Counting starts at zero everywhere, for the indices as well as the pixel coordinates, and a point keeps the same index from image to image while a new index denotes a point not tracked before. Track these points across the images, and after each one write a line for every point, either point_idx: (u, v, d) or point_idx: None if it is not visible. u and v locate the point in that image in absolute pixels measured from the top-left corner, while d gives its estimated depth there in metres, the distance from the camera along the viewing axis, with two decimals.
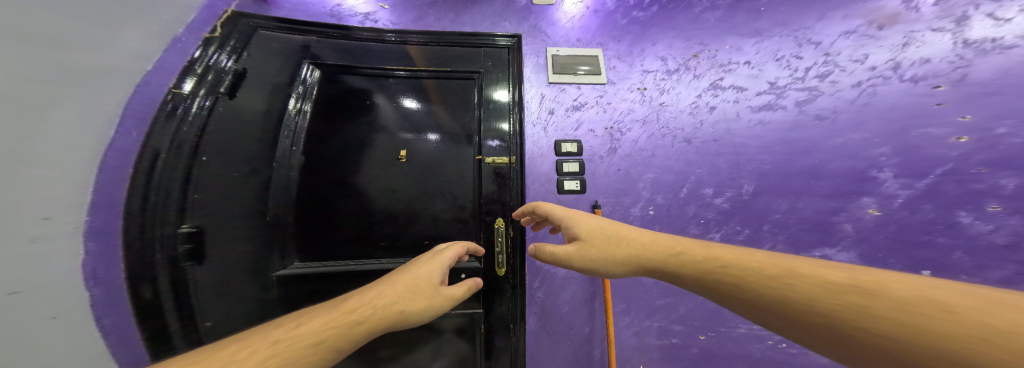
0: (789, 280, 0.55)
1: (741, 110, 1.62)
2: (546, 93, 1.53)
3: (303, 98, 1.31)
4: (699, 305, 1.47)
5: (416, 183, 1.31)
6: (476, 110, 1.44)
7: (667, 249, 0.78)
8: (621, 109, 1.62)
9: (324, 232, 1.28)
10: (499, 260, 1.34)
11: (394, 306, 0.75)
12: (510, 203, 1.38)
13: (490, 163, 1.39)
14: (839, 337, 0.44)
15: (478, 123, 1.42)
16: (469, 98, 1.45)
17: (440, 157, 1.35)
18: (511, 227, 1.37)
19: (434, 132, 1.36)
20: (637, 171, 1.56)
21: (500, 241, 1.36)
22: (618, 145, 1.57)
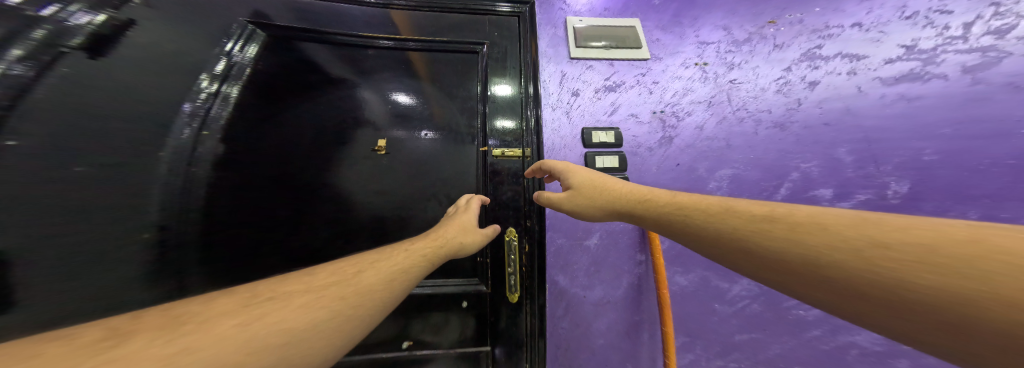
0: (713, 209, 0.60)
1: (864, 84, 1.13)
2: (567, 71, 1.29)
3: (226, 77, 1.01)
4: (805, 346, 1.10)
5: (408, 182, 1.09)
6: (482, 96, 1.22)
7: (629, 194, 0.77)
8: (675, 90, 1.34)
9: (267, 246, 1.01)
10: (510, 283, 1.08)
11: (458, 238, 0.86)
12: (524, 209, 1.14)
13: (498, 156, 1.15)
14: (734, 249, 0.51)
15: (483, 111, 1.20)
16: (475, 83, 1.23)
17: (435, 158, 1.13)
18: (525, 238, 1.12)
19: (427, 127, 1.15)
20: (704, 167, 1.18)
21: (512, 258, 1.09)
22: (670, 134, 1.23)
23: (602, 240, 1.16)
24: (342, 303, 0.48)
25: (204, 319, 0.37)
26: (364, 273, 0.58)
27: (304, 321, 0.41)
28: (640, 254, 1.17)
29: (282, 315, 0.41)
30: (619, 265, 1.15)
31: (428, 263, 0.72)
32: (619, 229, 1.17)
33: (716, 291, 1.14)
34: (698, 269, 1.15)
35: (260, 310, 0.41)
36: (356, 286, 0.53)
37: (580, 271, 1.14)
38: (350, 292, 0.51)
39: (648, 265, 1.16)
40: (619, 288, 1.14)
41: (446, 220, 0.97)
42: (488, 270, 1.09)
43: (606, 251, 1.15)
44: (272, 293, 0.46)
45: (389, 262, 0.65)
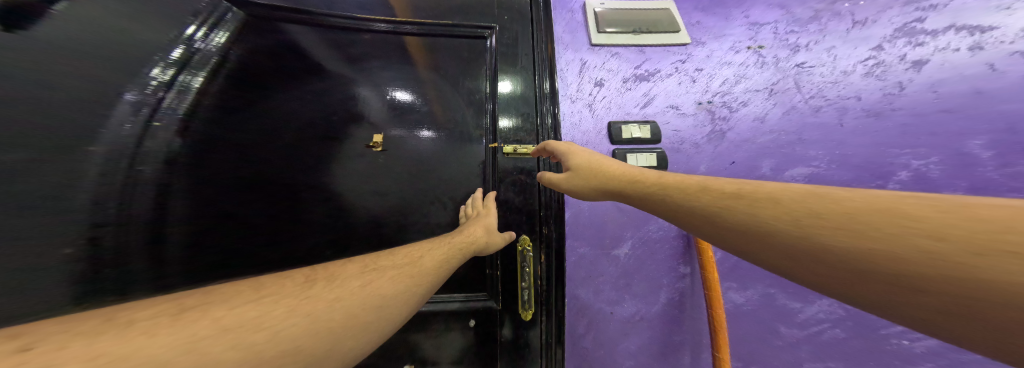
0: (725, 194, 0.57)
1: (997, 59, 0.96)
2: (588, 59, 1.22)
3: (184, 65, 0.86)
4: None
5: (409, 183, 0.99)
6: (490, 92, 1.11)
7: (646, 181, 0.72)
8: (725, 77, 1.22)
9: (242, 253, 0.89)
10: (525, 299, 0.92)
11: (479, 241, 0.86)
12: (538, 214, 1.00)
13: (510, 153, 1.03)
14: (710, 225, 0.56)
15: (491, 108, 1.09)
16: (482, 79, 1.12)
17: (437, 158, 1.02)
18: (542, 247, 0.98)
19: (427, 126, 1.04)
20: (771, 164, 1.08)
21: (529, 271, 0.92)
22: (724, 127, 1.13)
23: (637, 249, 1.01)
24: (402, 281, 0.67)
25: (334, 282, 0.62)
26: (416, 260, 0.76)
27: (383, 292, 0.61)
28: (685, 267, 1.01)
29: (371, 284, 0.62)
30: (658, 278, 1.01)
31: (460, 254, 0.83)
32: (656, 237, 1.01)
33: (786, 313, 1.01)
34: (760, 285, 1.03)
35: (359, 281, 0.63)
36: (411, 270, 0.71)
37: (609, 284, 1.00)
38: (409, 274, 0.70)
39: (698, 280, 1.02)
40: (656, 304, 1.00)
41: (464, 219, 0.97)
42: (498, 284, 0.92)
43: (639, 262, 1.00)
44: (370, 266, 0.71)
45: (432, 252, 0.81)
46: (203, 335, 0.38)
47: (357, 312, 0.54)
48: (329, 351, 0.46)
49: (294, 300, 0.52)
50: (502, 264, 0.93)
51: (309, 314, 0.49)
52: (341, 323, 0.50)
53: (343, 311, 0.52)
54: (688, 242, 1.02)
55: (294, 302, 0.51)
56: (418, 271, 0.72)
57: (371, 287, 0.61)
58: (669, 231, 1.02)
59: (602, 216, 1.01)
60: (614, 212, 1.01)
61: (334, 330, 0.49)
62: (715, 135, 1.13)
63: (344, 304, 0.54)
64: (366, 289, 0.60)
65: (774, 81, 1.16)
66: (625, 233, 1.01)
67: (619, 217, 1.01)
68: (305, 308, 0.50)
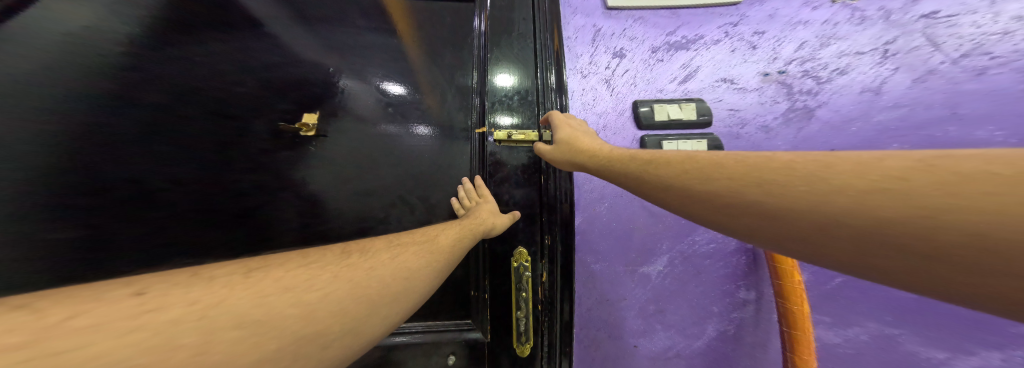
0: (738, 172, 0.43)
1: None
2: (603, 26, 0.98)
3: None
4: None
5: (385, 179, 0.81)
6: (476, 86, 0.90)
7: (672, 167, 0.52)
8: (801, 39, 0.89)
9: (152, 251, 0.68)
10: (522, 329, 0.71)
11: (489, 222, 0.69)
12: (539, 217, 0.77)
13: (504, 140, 0.81)
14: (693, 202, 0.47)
15: (480, 102, 0.89)
16: (469, 72, 0.91)
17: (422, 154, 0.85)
18: (545, 263, 0.75)
19: (421, 122, 0.86)
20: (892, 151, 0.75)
21: (525, 295, 0.71)
22: (814, 102, 0.83)
23: (677, 267, 0.74)
24: (428, 256, 0.54)
25: (375, 249, 0.53)
26: (435, 237, 0.62)
27: (410, 264, 0.50)
28: (748, 292, 0.73)
29: (403, 258, 0.51)
30: (706, 305, 0.74)
31: (477, 233, 0.66)
32: (705, 250, 0.74)
33: (914, 365, 0.70)
34: (870, 322, 0.72)
35: (390, 253, 0.52)
36: (432, 246, 0.58)
37: (635, 309, 0.76)
38: (432, 249, 0.57)
39: (769, 310, 0.73)
40: (703, 339, 0.74)
41: (470, 199, 0.79)
42: (486, 310, 0.71)
43: (679, 282, 0.74)
44: (399, 241, 0.59)
45: (449, 231, 0.65)
46: (271, 295, 0.35)
47: (393, 282, 0.45)
48: (375, 321, 0.39)
49: (339, 267, 0.45)
50: (489, 282, 0.72)
51: (357, 280, 0.42)
52: (383, 292, 0.43)
53: (382, 281, 0.44)
54: (757, 259, 0.73)
55: (337, 269, 0.44)
56: (440, 248, 0.58)
57: (405, 260, 0.51)
58: (726, 242, 0.74)
59: (626, 223, 0.76)
60: (643, 217, 0.76)
61: (376, 300, 0.41)
62: (800, 114, 0.83)
63: (383, 274, 0.45)
64: (402, 262, 0.50)
65: (887, 39, 0.81)
66: (659, 244, 0.75)
67: (650, 224, 0.76)
68: (347, 276, 0.42)
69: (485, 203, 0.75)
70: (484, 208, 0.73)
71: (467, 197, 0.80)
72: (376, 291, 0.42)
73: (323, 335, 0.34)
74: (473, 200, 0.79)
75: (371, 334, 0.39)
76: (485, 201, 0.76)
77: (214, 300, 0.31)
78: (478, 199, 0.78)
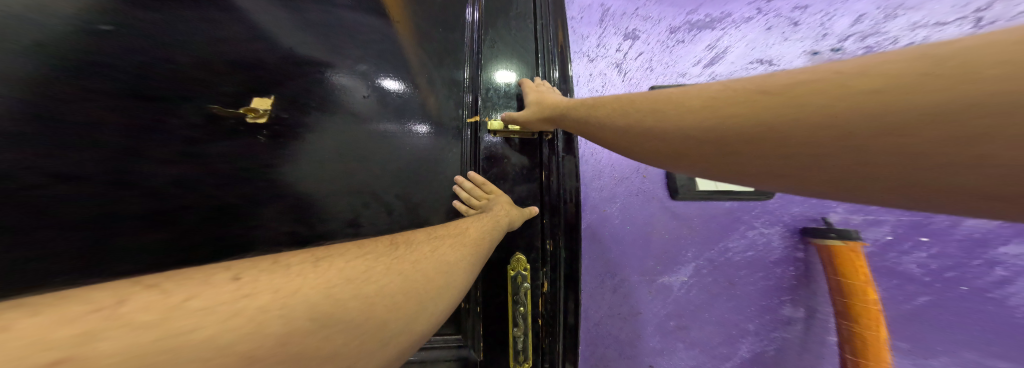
0: (753, 116, 0.31)
1: None
2: (613, 5, 0.89)
3: None
4: None
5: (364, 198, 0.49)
6: (470, 86, 0.66)
7: (671, 114, 0.39)
8: (861, 9, 0.73)
9: None
10: (518, 347, 0.60)
11: (507, 217, 0.54)
12: (541, 221, 0.64)
13: (497, 130, 0.63)
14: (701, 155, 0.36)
15: (472, 100, 0.65)
16: (463, 66, 0.66)
17: (415, 164, 0.55)
18: (545, 270, 0.63)
19: (417, 121, 0.57)
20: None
21: (523, 310, 0.59)
22: None
23: (705, 278, 0.62)
24: (467, 248, 0.42)
25: (413, 236, 0.40)
26: (466, 228, 0.47)
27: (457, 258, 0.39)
28: (794, 309, 0.61)
29: (443, 249, 0.39)
30: (740, 323, 0.62)
31: (503, 226, 0.51)
32: (741, 258, 0.62)
33: None
34: (944, 347, 0.60)
35: (427, 241, 0.39)
36: (466, 238, 0.44)
37: (653, 325, 0.64)
38: (467, 241, 0.43)
39: (822, 333, 0.60)
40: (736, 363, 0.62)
41: (479, 195, 0.58)
42: (478, 325, 0.60)
43: (710, 296, 0.62)
44: (434, 231, 0.44)
45: (476, 222, 0.49)
46: (310, 286, 0.23)
47: (440, 277, 0.34)
48: (425, 316, 0.29)
49: (380, 255, 0.33)
50: (481, 293, 0.60)
51: (402, 272, 0.31)
52: (431, 284, 0.32)
53: (429, 273, 0.33)
54: (809, 270, 0.61)
55: (371, 258, 0.31)
56: (472, 241, 0.45)
57: (445, 253, 0.38)
58: (770, 250, 0.62)
59: (644, 226, 0.64)
60: (665, 218, 0.64)
61: (422, 293, 0.30)
62: None
63: (428, 265, 0.34)
64: (442, 253, 0.38)
65: (979, 6, 0.65)
66: (684, 251, 0.63)
67: (673, 227, 0.64)
68: (394, 266, 0.31)
69: (502, 199, 0.56)
70: (500, 207, 0.54)
71: (462, 195, 0.58)
72: (424, 284, 0.31)
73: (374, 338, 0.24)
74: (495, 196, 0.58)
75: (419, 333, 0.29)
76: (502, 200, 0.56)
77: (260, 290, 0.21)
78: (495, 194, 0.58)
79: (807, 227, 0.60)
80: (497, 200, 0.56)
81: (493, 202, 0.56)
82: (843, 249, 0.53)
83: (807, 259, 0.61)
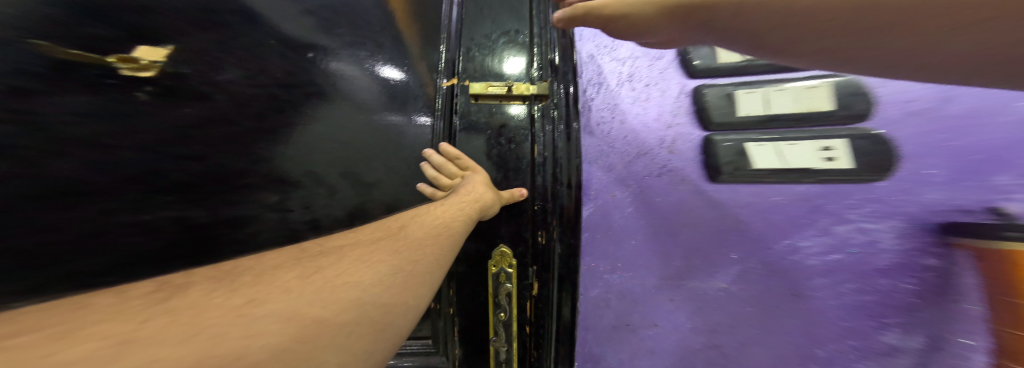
0: None
1: None
2: None
3: None
4: None
5: (297, 176, 0.38)
6: (448, 59, 0.53)
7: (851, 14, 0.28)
8: None
9: None
10: (500, 358, 0.51)
11: (481, 197, 0.40)
12: (535, 209, 0.51)
13: (481, 95, 0.51)
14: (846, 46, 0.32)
15: (449, 61, 0.53)
16: (441, 23, 0.54)
17: (389, 144, 0.45)
18: (534, 270, 0.51)
19: (412, 104, 0.48)
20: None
21: (504, 316, 0.50)
22: None
23: (754, 289, 0.43)
24: (406, 256, 0.26)
25: (284, 258, 0.22)
26: (405, 228, 0.31)
27: (393, 265, 0.24)
28: (904, 337, 0.35)
29: (343, 268, 0.21)
30: (804, 347, 0.41)
31: (475, 212, 0.38)
32: (818, 264, 0.40)
33: None
34: None
35: (301, 263, 0.21)
36: (402, 242, 0.28)
37: (681, 343, 0.48)
38: (400, 247, 0.27)
39: None
40: None
41: (457, 176, 0.46)
42: (452, 331, 0.51)
43: (754, 311, 0.43)
44: (324, 245, 0.26)
45: (423, 216, 0.35)
46: None
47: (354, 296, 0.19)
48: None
49: (211, 291, 0.16)
50: (455, 293, 0.51)
51: (224, 318, 0.13)
52: (322, 321, 0.16)
53: (323, 292, 0.18)
54: (947, 289, 0.33)
55: (135, 306, 0.14)
56: (420, 241, 0.29)
57: (351, 271, 0.21)
58: (880, 253, 0.37)
59: (671, 214, 0.48)
60: (698, 207, 0.46)
61: (304, 331, 0.14)
62: None
63: (304, 295, 0.17)
64: (343, 274, 0.21)
65: None
66: (726, 250, 0.45)
67: (710, 220, 0.46)
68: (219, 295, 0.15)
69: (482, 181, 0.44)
70: (478, 189, 0.41)
71: (435, 176, 0.46)
72: (298, 327, 0.14)
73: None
74: (478, 179, 0.44)
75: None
76: (482, 182, 0.43)
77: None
78: (477, 173, 0.46)
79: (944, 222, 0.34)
80: (473, 181, 0.43)
81: (468, 181, 0.43)
82: None
83: (942, 270, 0.34)
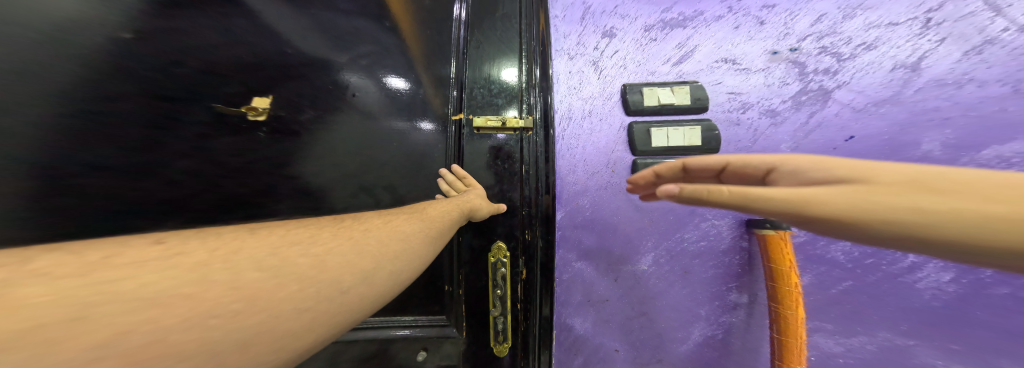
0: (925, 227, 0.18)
1: None
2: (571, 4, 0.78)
3: None
4: None
5: (356, 190, 0.59)
6: (455, 79, 0.71)
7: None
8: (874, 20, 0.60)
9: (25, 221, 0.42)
10: (499, 327, 0.67)
11: (472, 201, 0.58)
12: (521, 211, 0.69)
13: (483, 127, 0.68)
14: None
15: (456, 77, 0.70)
16: (449, 60, 0.71)
17: (414, 151, 0.64)
18: (523, 259, 0.69)
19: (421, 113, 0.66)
20: (1016, 145, 0.50)
21: (501, 293, 0.66)
22: (831, 83, 0.61)
23: (662, 267, 0.66)
24: (429, 225, 0.43)
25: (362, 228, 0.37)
26: (426, 207, 0.50)
27: (413, 230, 0.40)
28: (738, 294, 0.63)
29: (400, 227, 0.39)
30: (693, 307, 0.64)
31: (465, 210, 0.54)
32: (694, 248, 0.64)
33: None
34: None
35: (377, 222, 0.40)
36: (425, 216, 0.46)
37: (622, 309, 0.68)
38: (425, 218, 0.45)
39: (759, 322, 0.62)
40: (686, 346, 0.65)
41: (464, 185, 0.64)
42: (461, 306, 0.67)
43: (662, 282, 0.66)
44: (385, 213, 0.46)
45: (438, 205, 0.52)
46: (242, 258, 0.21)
47: (392, 243, 0.34)
48: (383, 276, 0.28)
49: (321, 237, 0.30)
50: (464, 277, 0.67)
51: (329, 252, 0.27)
52: (389, 250, 0.32)
53: (380, 239, 0.33)
54: (753, 259, 0.62)
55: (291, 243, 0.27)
56: (432, 217, 0.46)
57: (401, 229, 0.38)
58: (719, 240, 0.63)
59: (616, 216, 0.69)
60: (629, 211, 0.68)
61: (379, 256, 0.30)
62: (814, 97, 0.61)
63: (377, 237, 0.34)
64: (396, 232, 0.37)
65: (930, 6, 0.57)
66: (643, 241, 0.67)
67: (637, 219, 0.67)
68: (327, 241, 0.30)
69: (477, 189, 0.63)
70: (470, 199, 0.58)
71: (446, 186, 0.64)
72: (368, 256, 0.29)
73: (325, 301, 0.22)
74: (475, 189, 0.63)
75: (381, 301, 0.27)
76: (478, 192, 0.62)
77: (223, 251, 0.23)
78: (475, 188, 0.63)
79: (749, 218, 0.60)
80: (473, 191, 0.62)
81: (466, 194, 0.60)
82: (778, 240, 0.54)
83: (749, 248, 0.62)
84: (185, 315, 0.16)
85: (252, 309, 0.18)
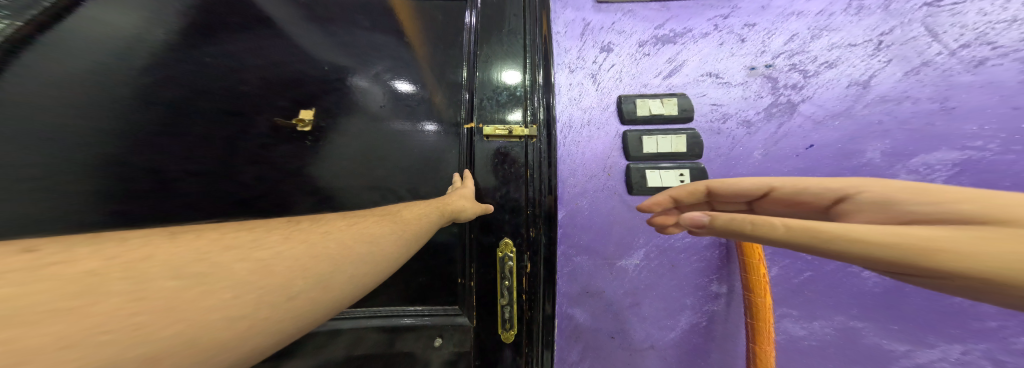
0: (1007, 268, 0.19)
1: None
2: (572, 22, 0.86)
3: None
4: None
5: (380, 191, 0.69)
6: (466, 84, 0.79)
7: None
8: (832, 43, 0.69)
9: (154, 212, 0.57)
10: (505, 315, 0.73)
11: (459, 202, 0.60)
12: (524, 210, 0.76)
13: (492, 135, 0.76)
14: None
15: (467, 80, 0.78)
16: (460, 66, 0.79)
17: (429, 153, 0.73)
18: (528, 255, 0.76)
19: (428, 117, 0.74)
20: (940, 154, 0.59)
21: (508, 284, 0.73)
22: (797, 97, 0.70)
23: (652, 261, 0.73)
24: (398, 226, 0.45)
25: (385, 229, 0.43)
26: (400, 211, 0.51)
27: (378, 232, 0.41)
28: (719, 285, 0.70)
29: (368, 229, 0.41)
30: (679, 297, 0.72)
31: (444, 212, 0.56)
32: (680, 244, 0.72)
33: None
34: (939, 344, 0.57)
35: (342, 224, 0.41)
36: (396, 219, 0.48)
37: (616, 298, 0.75)
38: (395, 221, 0.46)
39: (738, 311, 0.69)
40: (674, 332, 0.72)
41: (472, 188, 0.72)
42: (471, 296, 0.74)
43: (652, 274, 0.73)
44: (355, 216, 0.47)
45: (413, 208, 0.55)
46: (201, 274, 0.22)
47: (353, 245, 0.35)
48: (339, 280, 0.30)
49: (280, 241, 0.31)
50: (474, 270, 0.74)
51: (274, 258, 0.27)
52: (347, 254, 0.33)
53: (340, 242, 0.35)
54: (729, 254, 0.70)
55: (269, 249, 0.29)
56: (402, 220, 0.48)
57: (371, 231, 0.41)
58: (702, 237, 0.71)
59: (609, 215, 0.76)
60: (623, 210, 0.76)
61: (336, 259, 0.31)
62: (783, 109, 0.70)
63: (339, 238, 0.36)
64: (365, 232, 0.39)
65: (883, 30, 0.66)
66: (636, 238, 0.74)
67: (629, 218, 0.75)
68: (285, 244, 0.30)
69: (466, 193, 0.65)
70: (454, 202, 0.60)
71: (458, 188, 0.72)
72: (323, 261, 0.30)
73: (266, 307, 0.23)
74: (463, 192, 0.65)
75: (329, 307, 0.28)
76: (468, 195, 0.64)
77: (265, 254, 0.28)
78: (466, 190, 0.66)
79: None
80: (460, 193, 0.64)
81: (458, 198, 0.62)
82: None
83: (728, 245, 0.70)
84: (108, 323, 0.16)
85: (163, 320, 0.18)
